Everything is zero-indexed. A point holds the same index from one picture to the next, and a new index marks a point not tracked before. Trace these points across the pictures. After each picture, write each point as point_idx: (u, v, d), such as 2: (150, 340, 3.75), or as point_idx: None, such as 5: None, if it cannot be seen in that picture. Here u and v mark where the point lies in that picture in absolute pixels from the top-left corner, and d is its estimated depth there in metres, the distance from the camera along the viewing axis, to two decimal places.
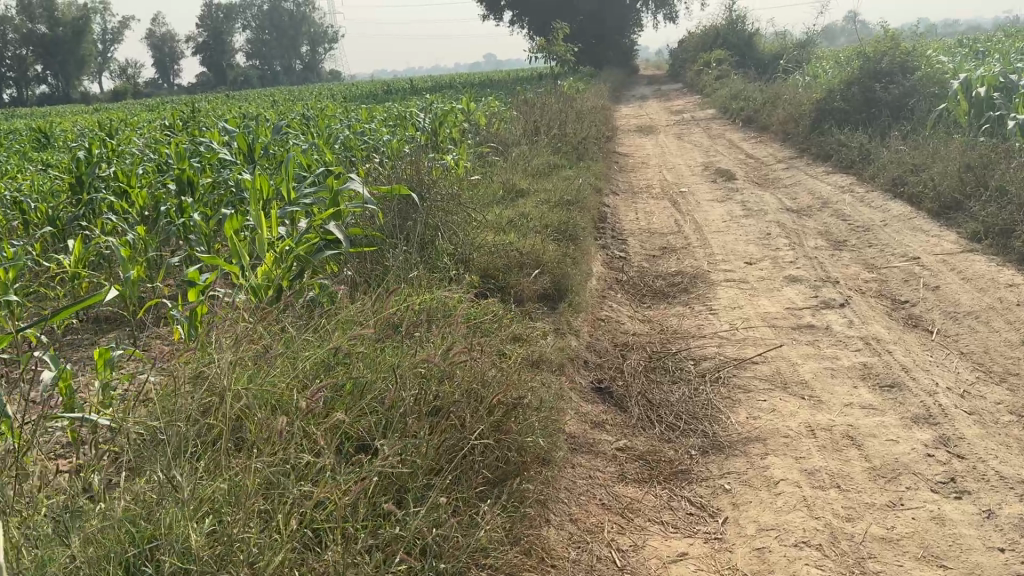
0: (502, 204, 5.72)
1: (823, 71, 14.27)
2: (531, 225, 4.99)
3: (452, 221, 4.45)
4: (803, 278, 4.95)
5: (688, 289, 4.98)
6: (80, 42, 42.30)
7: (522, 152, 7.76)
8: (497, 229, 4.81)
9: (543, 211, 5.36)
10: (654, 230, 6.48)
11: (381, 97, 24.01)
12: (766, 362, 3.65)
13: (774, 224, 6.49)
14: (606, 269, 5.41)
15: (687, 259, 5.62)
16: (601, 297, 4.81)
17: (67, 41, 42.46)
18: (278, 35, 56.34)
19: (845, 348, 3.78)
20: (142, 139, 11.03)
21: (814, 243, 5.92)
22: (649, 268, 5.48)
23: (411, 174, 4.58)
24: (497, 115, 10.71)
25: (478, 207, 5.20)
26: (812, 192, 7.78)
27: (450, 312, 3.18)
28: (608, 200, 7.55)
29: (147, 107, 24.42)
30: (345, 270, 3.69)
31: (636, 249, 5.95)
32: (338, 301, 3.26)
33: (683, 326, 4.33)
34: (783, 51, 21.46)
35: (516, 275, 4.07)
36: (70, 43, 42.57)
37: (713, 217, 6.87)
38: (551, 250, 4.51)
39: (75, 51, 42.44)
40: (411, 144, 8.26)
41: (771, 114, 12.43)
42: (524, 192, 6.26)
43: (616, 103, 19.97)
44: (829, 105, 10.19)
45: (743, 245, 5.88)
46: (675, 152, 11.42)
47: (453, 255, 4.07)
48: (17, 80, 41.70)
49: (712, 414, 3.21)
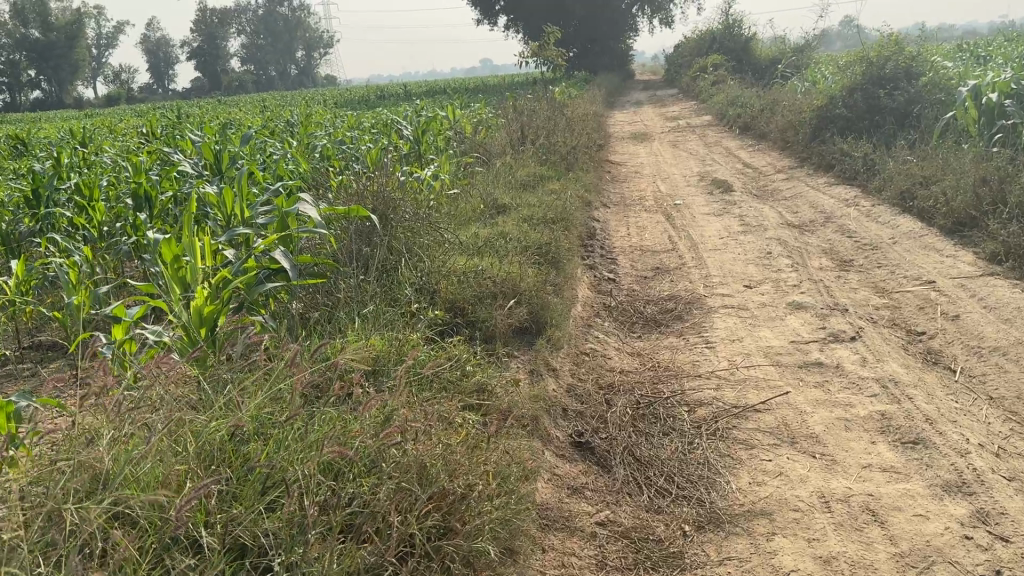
0: (481, 222, 5.28)
1: (823, 77, 13.86)
2: (509, 246, 4.55)
3: (420, 245, 4.01)
4: (808, 305, 4.51)
5: (682, 317, 4.54)
6: (74, 48, 41.99)
7: (508, 164, 7.31)
8: (471, 251, 4.36)
9: (523, 230, 4.92)
10: (646, 247, 6.05)
11: (373, 103, 23.64)
12: (770, 410, 3.20)
13: (774, 241, 6.06)
14: (592, 293, 4.96)
15: (681, 281, 5.18)
16: (586, 327, 4.37)
17: (62, 46, 42.13)
18: (272, 39, 55.93)
19: (859, 393, 3.35)
20: (117, 147, 10.59)
21: (819, 263, 5.49)
22: (640, 291, 5.04)
23: (375, 189, 4.12)
24: (485, 122, 10.27)
25: (452, 227, 4.76)
26: (814, 204, 7.36)
27: (403, 362, 2.74)
28: (598, 213, 7.12)
29: (138, 113, 24.04)
30: (293, 305, 3.24)
31: (626, 269, 5.51)
32: (276, 348, 2.81)
33: (677, 362, 3.88)
34: (780, 55, 21.09)
35: (488, 305, 3.62)
36: (65, 48, 42.24)
37: (710, 232, 6.44)
38: (530, 276, 4.07)
39: (70, 56, 42.12)
40: (391, 154, 7.82)
41: (770, 121, 12.01)
42: (506, 207, 5.82)
43: (611, 109, 19.58)
44: (830, 113, 9.77)
45: (741, 265, 5.44)
46: (670, 160, 11.01)
47: (416, 282, 3.60)
48: (11, 85, 41.41)
49: (710, 479, 2.75)
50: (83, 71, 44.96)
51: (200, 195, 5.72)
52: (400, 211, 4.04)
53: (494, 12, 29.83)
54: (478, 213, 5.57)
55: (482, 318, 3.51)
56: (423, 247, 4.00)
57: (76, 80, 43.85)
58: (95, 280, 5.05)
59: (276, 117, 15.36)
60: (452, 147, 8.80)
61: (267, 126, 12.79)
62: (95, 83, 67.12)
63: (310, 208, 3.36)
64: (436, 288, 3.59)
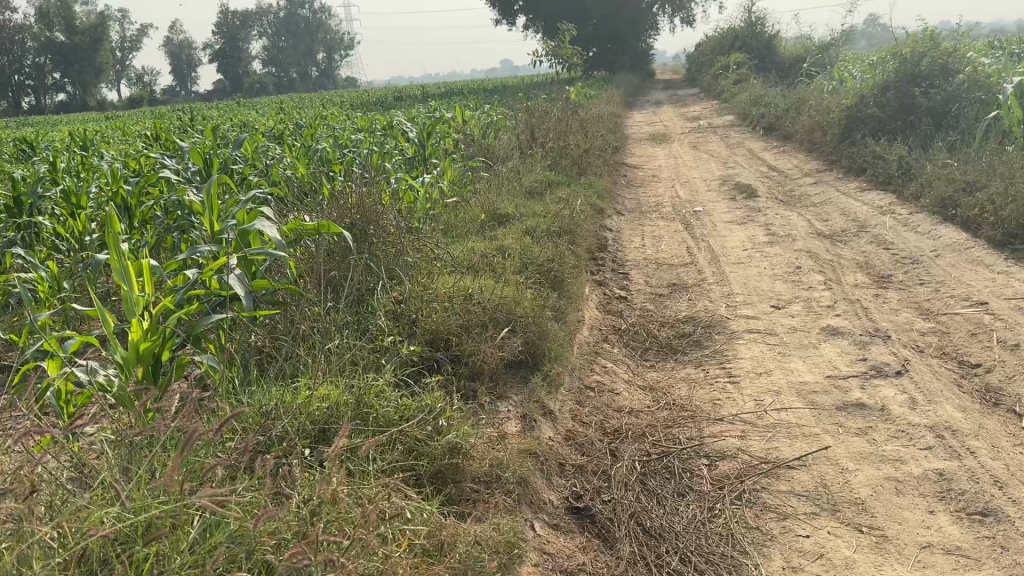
0: (479, 235, 4.82)
1: (851, 76, 13.25)
2: (506, 266, 4.08)
3: (402, 265, 3.54)
4: (844, 331, 4.00)
5: (701, 343, 4.04)
6: (98, 51, 42.17)
7: (514, 170, 6.85)
8: (460, 272, 3.88)
9: (524, 244, 4.44)
10: (661, 260, 5.55)
11: (390, 104, 23.30)
12: (807, 467, 2.70)
13: (804, 253, 5.53)
14: (601, 314, 4.48)
15: (700, 300, 4.68)
16: (592, 355, 3.88)
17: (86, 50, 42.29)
18: (291, 40, 55.84)
19: (910, 445, 2.84)
20: (117, 150, 10.26)
21: (854, 279, 4.97)
22: (653, 311, 4.55)
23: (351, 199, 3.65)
24: (494, 124, 9.80)
25: (444, 243, 4.30)
26: (845, 212, 6.82)
27: (358, 416, 2.27)
28: (612, 222, 6.63)
29: (154, 116, 23.91)
30: (249, 339, 2.79)
31: (639, 285, 5.02)
32: (215, 399, 2.37)
33: (696, 399, 3.38)
34: (806, 54, 20.49)
35: (476, 336, 3.14)
36: (88, 51, 42.38)
37: (733, 243, 5.92)
38: (528, 299, 3.59)
39: (93, 59, 42.23)
40: (392, 160, 7.39)
41: (795, 122, 11.44)
42: (509, 218, 5.36)
43: (629, 109, 19.07)
44: (860, 113, 9.21)
45: (767, 281, 4.93)
46: (690, 163, 10.49)
47: (394, 311, 3.13)
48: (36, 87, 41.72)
49: (735, 560, 2.25)
50: (105, 74, 45.14)
51: (179, 201, 5.29)
52: (382, 224, 3.58)
53: (513, 12, 29.45)
54: (477, 226, 5.10)
55: (466, 352, 3.03)
56: (405, 268, 3.53)
57: (98, 81, 43.99)
58: (61, 297, 4.63)
59: (288, 119, 15.05)
60: (459, 151, 8.35)
61: (273, 128, 12.44)
62: (117, 86, 67.47)
63: (268, 223, 2.92)
64: (416, 315, 3.11)
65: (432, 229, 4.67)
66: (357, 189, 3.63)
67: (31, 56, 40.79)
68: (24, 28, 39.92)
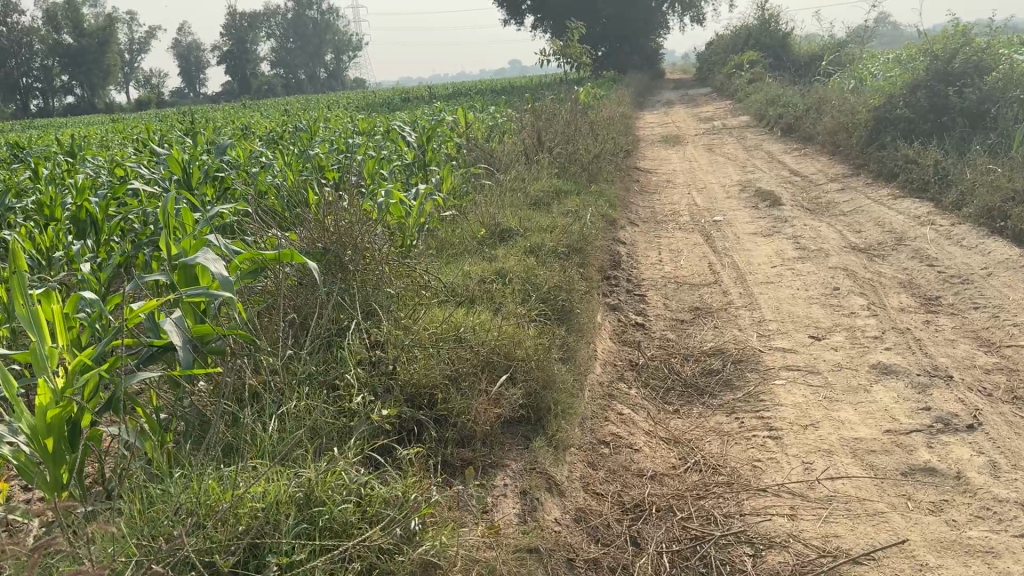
0: (477, 255, 4.30)
1: (874, 74, 12.65)
2: (505, 296, 3.55)
3: (383, 299, 3.02)
4: (897, 370, 3.45)
5: (731, 382, 3.50)
6: (105, 54, 41.85)
7: (518, 180, 6.33)
8: (452, 304, 3.35)
9: (527, 265, 3.91)
10: (681, 279, 5.01)
11: (395, 105, 22.78)
12: (878, 565, 2.17)
13: (839, 271, 4.98)
14: (615, 345, 3.95)
15: (727, 328, 4.13)
16: (605, 399, 3.35)
17: (92, 52, 41.95)
18: (299, 42, 55.46)
19: (1001, 531, 2.29)
20: (106, 155, 9.77)
21: (899, 302, 4.43)
22: (674, 341, 4.02)
23: (326, 220, 3.13)
24: (499, 128, 9.28)
25: (435, 268, 3.78)
26: (879, 223, 6.25)
27: (300, 521, 1.77)
28: (625, 234, 6.10)
29: (157, 118, 23.46)
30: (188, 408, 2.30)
31: (658, 308, 4.49)
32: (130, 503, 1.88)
33: (730, 459, 2.84)
34: (823, 51, 19.88)
35: (466, 388, 2.62)
36: (95, 54, 42.05)
37: (759, 259, 5.39)
38: (530, 337, 3.06)
39: (99, 61, 41.88)
40: (389, 168, 6.88)
41: (817, 123, 10.86)
42: (511, 235, 4.85)
43: (640, 110, 18.51)
44: (887, 114, 8.62)
45: (801, 305, 4.38)
46: (706, 166, 9.94)
47: (369, 357, 2.61)
48: (44, 90, 41.49)
49: None
50: (112, 76, 44.83)
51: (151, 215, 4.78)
52: (355, 245, 3.07)
53: (521, 12, 28.94)
54: (474, 246, 4.58)
55: (454, 412, 2.49)
56: (385, 300, 3.01)
57: (106, 84, 43.64)
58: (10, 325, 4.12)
59: (288, 122, 14.57)
60: (460, 156, 7.83)
61: (272, 131, 11.96)
62: (125, 87, 67.28)
63: (212, 253, 2.44)
64: (397, 362, 2.58)
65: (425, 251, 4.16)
66: (329, 207, 3.11)
67: (39, 59, 40.54)
68: (31, 31, 39.67)
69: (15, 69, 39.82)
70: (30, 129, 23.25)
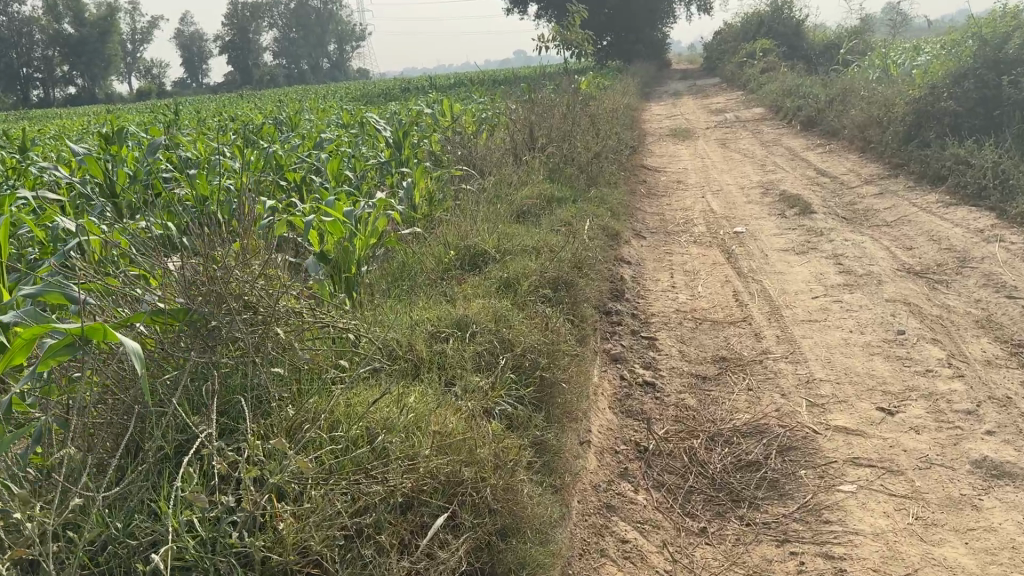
0: (438, 291, 3.32)
1: (904, 64, 11.57)
2: (464, 363, 2.57)
3: (269, 388, 2.04)
4: (1014, 472, 2.45)
5: (777, 485, 2.51)
6: (107, 43, 40.89)
7: (502, 186, 5.35)
8: (383, 381, 2.37)
9: (497, 309, 2.92)
10: (701, 313, 4.02)
11: (392, 95, 21.75)
12: None
13: (898, 305, 3.98)
14: (616, 418, 2.95)
15: (765, 391, 3.13)
16: (602, 515, 2.36)
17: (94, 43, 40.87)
18: (299, 32, 54.33)
19: None
20: (57, 145, 8.78)
21: (986, 351, 3.42)
22: (696, 410, 3.02)
23: (196, 267, 2.13)
24: (489, 121, 8.29)
25: (374, 322, 2.81)
26: (933, 238, 5.23)
27: None
28: (630, 251, 5.10)
29: (147, 108, 22.47)
30: None
31: (673, 356, 3.50)
32: None
33: None
34: (841, 41, 18.80)
35: (372, 557, 1.63)
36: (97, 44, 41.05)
37: (795, 284, 4.39)
38: (490, 439, 2.08)
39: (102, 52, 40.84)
40: (358, 175, 5.93)
41: (842, 116, 9.81)
42: (485, 260, 3.85)
43: (646, 101, 17.47)
44: (927, 109, 7.56)
45: (858, 357, 3.38)
46: (721, 164, 8.93)
47: (218, 502, 1.61)
48: (45, 80, 40.67)
49: None
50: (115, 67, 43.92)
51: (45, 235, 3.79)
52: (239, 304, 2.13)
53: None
54: (432, 277, 3.63)
55: None
56: (274, 388, 2.05)
57: (108, 75, 42.72)
58: None
59: (272, 113, 13.59)
60: (443, 155, 6.86)
61: (249, 123, 11.01)
62: (128, 77, 66.33)
63: None
64: (261, 514, 1.58)
65: (372, 300, 3.21)
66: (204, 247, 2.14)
67: (41, 49, 39.65)
68: (31, 20, 38.79)
69: (17, 58, 38.87)
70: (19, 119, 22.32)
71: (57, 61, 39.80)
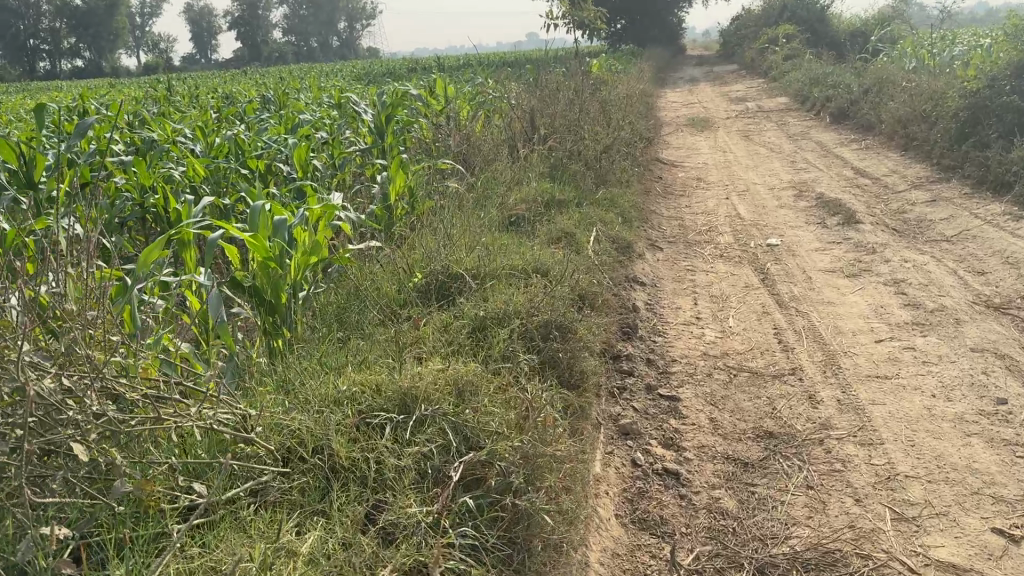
0: (389, 337, 2.46)
1: (943, 55, 10.63)
2: (398, 475, 1.74)
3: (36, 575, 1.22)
4: None
5: None
6: (114, 15, 39.66)
7: (493, 185, 4.49)
8: (263, 518, 1.55)
9: (458, 375, 2.07)
10: (733, 359, 3.15)
11: (398, 75, 20.63)
12: None
13: (988, 355, 3.11)
14: (625, 538, 2.09)
15: (832, 493, 2.27)
16: None
17: (101, 14, 39.63)
18: (309, 8, 53.13)
19: None
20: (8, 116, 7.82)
21: None
22: (739, 519, 2.16)
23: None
24: (487, 105, 7.37)
25: (279, 401, 1.95)
26: (1009, 260, 4.34)
27: None
28: (644, 268, 4.24)
29: (141, 82, 21.32)
30: None
31: (701, 426, 2.63)
32: None
33: None
34: (869, 30, 17.80)
35: None
36: (104, 15, 39.78)
37: (849, 320, 3.52)
38: None
39: (109, 24, 39.58)
40: (327, 165, 5.02)
41: (879, 108, 8.89)
42: (458, 287, 2.98)
43: (661, 87, 16.47)
44: (986, 102, 6.62)
45: (951, 440, 2.51)
46: (745, 159, 8.03)
47: None
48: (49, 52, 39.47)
49: None
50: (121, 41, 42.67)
51: None
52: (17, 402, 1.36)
53: None
54: (383, 315, 2.78)
55: None
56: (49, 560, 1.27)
57: (114, 49, 41.50)
58: None
59: (261, 91, 12.58)
60: (431, 143, 5.98)
61: (233, 102, 10.04)
62: (134, 51, 65.15)
63: None
64: None
65: (298, 358, 2.36)
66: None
67: (46, 21, 38.40)
68: None
69: (23, 29, 37.70)
70: (15, 92, 21.29)
71: (63, 34, 38.58)
